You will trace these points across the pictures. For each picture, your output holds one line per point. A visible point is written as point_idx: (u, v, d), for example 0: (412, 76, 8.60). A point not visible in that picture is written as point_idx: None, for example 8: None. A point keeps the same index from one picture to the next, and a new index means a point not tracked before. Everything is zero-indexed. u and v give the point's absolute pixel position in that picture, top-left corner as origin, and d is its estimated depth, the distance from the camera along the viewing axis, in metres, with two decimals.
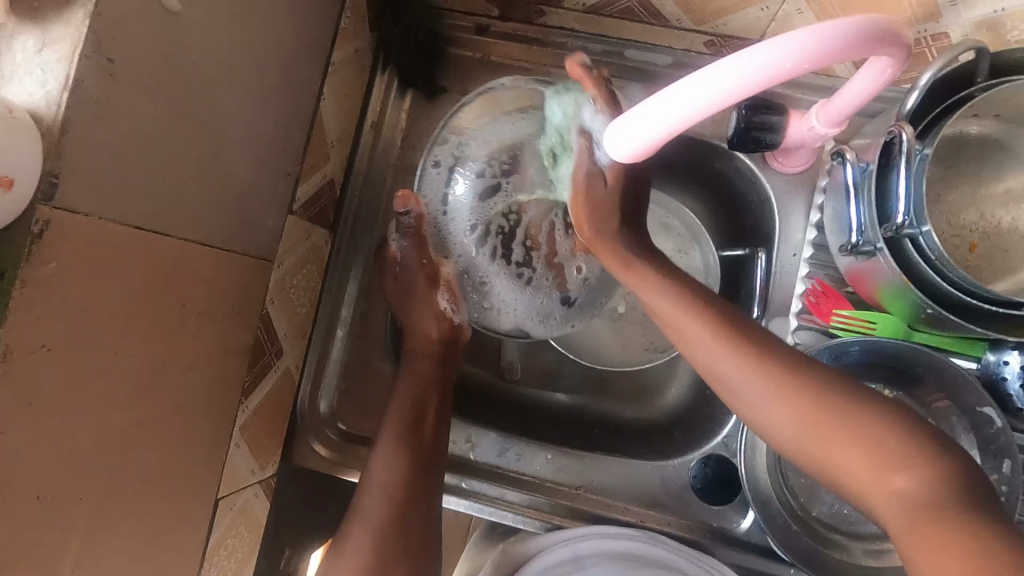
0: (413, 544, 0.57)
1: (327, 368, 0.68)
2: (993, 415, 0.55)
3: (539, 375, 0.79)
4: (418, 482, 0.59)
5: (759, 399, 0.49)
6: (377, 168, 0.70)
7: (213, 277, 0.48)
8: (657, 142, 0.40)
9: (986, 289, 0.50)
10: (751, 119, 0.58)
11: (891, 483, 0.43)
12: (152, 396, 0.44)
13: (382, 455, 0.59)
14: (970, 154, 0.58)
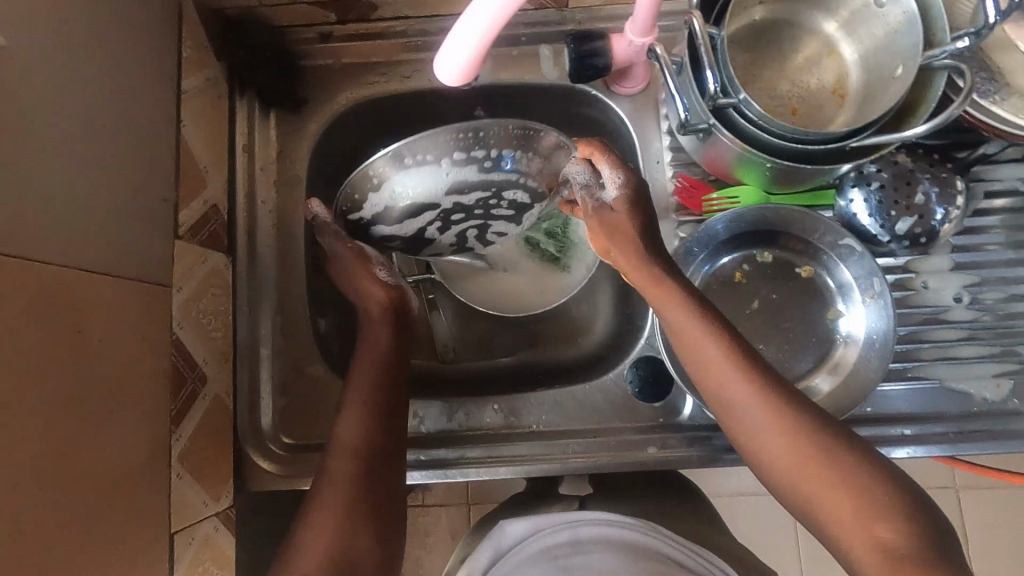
0: (382, 495, 0.56)
1: (260, 386, 0.69)
2: (852, 243, 0.64)
3: (473, 345, 0.82)
4: (388, 434, 0.59)
5: (750, 412, 0.55)
6: (260, 187, 0.72)
7: (105, 303, 0.48)
8: (474, 57, 0.45)
9: (804, 132, 0.57)
10: (580, 48, 0.65)
11: (873, 530, 0.48)
12: (66, 425, 0.44)
13: (348, 418, 0.59)
14: (766, 35, 0.67)
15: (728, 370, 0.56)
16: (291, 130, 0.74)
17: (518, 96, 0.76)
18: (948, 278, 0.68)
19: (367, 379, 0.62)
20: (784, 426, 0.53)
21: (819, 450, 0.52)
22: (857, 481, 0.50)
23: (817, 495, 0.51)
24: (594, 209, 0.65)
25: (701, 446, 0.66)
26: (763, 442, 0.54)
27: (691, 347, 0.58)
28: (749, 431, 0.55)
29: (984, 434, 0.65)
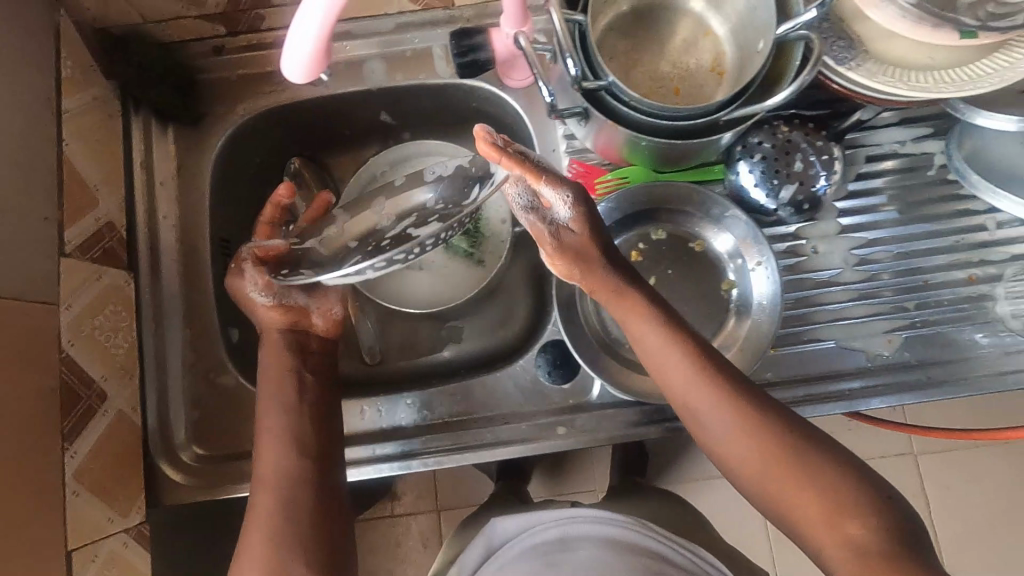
0: (334, 529, 0.57)
1: (170, 399, 0.69)
2: (737, 214, 0.66)
3: (397, 346, 0.83)
4: (331, 467, 0.60)
5: (722, 424, 0.56)
6: (161, 202, 0.72)
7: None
8: (316, 53, 0.45)
9: (672, 109, 0.59)
10: (459, 44, 0.67)
11: (844, 528, 0.49)
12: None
13: (282, 450, 0.59)
14: (643, 21, 0.70)
15: (704, 385, 0.57)
16: (191, 144, 0.75)
17: (418, 96, 0.78)
18: (836, 242, 0.70)
19: (309, 420, 0.62)
20: (757, 437, 0.54)
21: (790, 455, 0.53)
22: (828, 486, 0.51)
23: (788, 501, 0.52)
24: (553, 235, 0.61)
25: (610, 424, 0.68)
26: (740, 454, 0.55)
27: (660, 361, 0.60)
28: (719, 443, 0.56)
29: (878, 389, 0.67)
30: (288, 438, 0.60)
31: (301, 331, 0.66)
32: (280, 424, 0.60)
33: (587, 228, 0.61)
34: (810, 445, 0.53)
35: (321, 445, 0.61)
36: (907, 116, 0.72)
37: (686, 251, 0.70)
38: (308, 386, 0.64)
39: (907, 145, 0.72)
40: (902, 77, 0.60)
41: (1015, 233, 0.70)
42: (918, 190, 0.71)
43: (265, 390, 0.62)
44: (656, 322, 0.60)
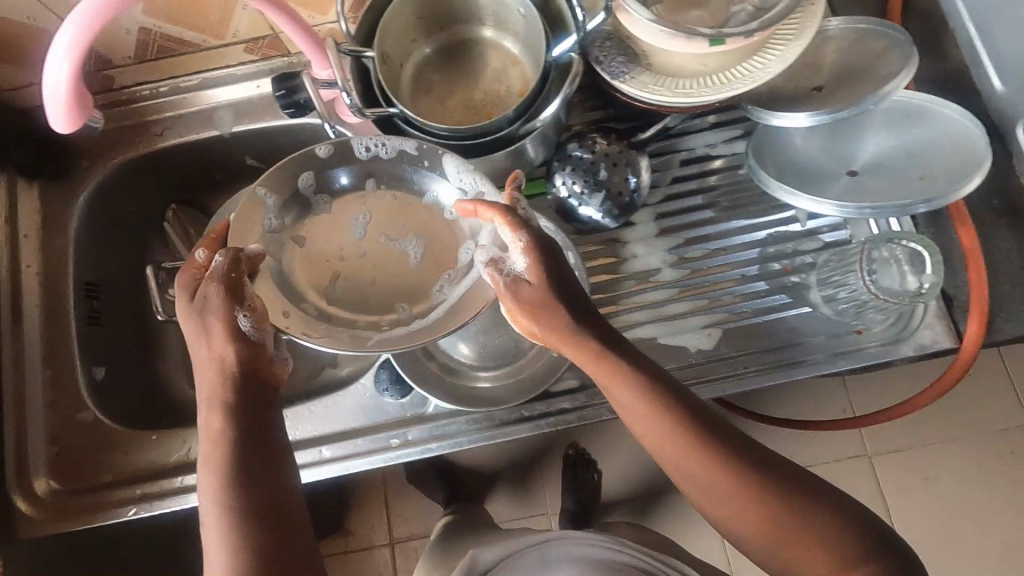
0: None
1: (28, 437, 0.73)
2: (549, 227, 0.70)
3: None
4: (286, 551, 0.48)
5: (717, 490, 0.53)
6: (24, 253, 0.78)
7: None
8: (68, 105, 0.59)
9: (453, 129, 0.63)
10: (280, 86, 0.72)
11: None
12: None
13: (228, 543, 0.47)
14: (457, 53, 0.74)
15: (698, 470, 0.53)
16: (55, 197, 0.80)
17: (274, 138, 0.84)
18: (654, 244, 0.73)
19: (252, 495, 0.49)
20: (745, 506, 0.52)
21: (792, 522, 0.52)
22: (826, 543, 0.51)
23: (802, 561, 0.52)
24: (508, 287, 0.53)
25: (442, 435, 0.70)
26: (733, 517, 0.53)
27: (647, 429, 0.54)
28: (723, 512, 0.53)
29: (698, 382, 0.69)
30: (241, 515, 0.48)
31: (256, 369, 0.53)
32: (232, 507, 0.48)
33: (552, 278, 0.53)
34: (806, 504, 0.52)
35: (283, 504, 0.50)
36: (718, 120, 0.76)
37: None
38: (257, 448, 0.51)
39: (718, 148, 0.76)
40: (668, 85, 0.65)
41: (826, 222, 0.72)
42: (729, 189, 0.75)
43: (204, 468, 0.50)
44: (639, 390, 0.53)
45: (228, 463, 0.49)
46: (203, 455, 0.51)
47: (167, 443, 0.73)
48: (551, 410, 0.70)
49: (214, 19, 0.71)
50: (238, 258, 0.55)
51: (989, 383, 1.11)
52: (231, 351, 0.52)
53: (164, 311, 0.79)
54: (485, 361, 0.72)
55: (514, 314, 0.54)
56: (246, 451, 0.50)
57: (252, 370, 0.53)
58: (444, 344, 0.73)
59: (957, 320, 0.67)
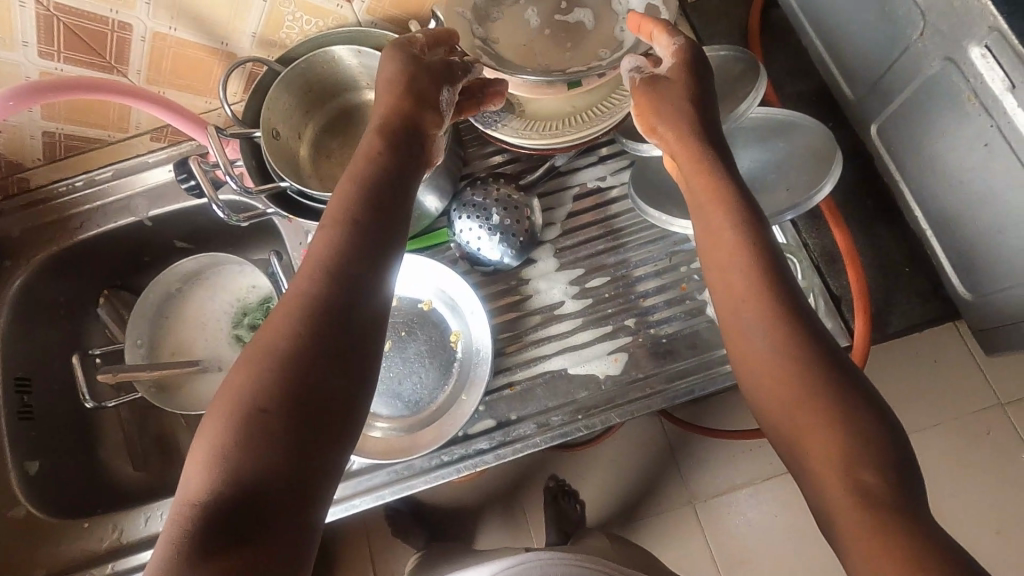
0: (302, 463, 0.43)
1: None
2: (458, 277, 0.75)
3: None
4: (337, 368, 0.46)
5: (753, 328, 0.50)
6: None
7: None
8: None
9: None
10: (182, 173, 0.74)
11: (858, 476, 0.43)
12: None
13: (293, 317, 0.47)
14: (348, 120, 0.79)
15: (744, 289, 0.52)
16: None
17: (194, 215, 0.87)
18: (555, 277, 0.77)
19: (345, 284, 0.48)
20: (777, 368, 0.48)
21: (824, 377, 0.47)
22: (862, 437, 0.44)
23: (799, 433, 0.46)
24: (646, 84, 0.61)
25: (366, 489, 0.71)
26: (755, 367, 0.50)
27: (704, 209, 0.56)
28: (748, 342, 0.50)
29: (608, 407, 0.71)
30: (310, 308, 0.47)
31: (417, 131, 0.58)
32: (311, 291, 0.48)
33: (687, 83, 0.60)
34: (839, 367, 0.48)
35: (351, 324, 0.48)
36: (605, 154, 0.81)
37: (404, 313, 0.76)
38: (390, 233, 0.52)
39: (608, 179, 0.80)
40: (537, 129, 0.70)
41: None
42: (622, 217, 0.78)
43: (338, 207, 0.51)
44: (729, 206, 0.54)
45: (357, 229, 0.50)
46: (326, 215, 0.51)
47: (100, 528, 0.74)
48: (469, 451, 0.71)
49: (113, 113, 0.76)
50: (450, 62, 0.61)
51: (942, 368, 1.11)
52: (396, 103, 0.57)
53: (92, 398, 0.84)
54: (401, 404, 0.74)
55: (636, 108, 0.62)
56: (371, 226, 0.51)
57: (411, 132, 0.57)
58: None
59: (847, 317, 0.70)
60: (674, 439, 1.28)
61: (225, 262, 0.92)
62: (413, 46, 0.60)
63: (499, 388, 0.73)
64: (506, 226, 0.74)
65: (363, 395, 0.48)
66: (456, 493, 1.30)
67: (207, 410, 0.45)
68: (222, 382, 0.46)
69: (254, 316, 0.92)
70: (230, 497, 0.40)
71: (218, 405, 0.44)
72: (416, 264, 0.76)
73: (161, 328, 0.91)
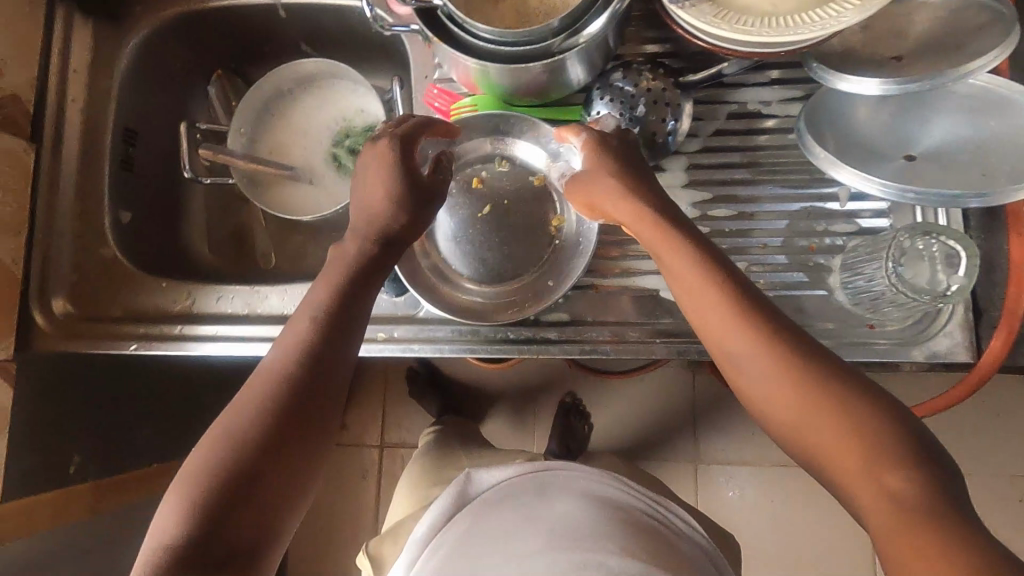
0: (255, 517, 0.48)
1: (54, 262, 0.77)
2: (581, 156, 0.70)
3: (290, 256, 0.91)
4: (298, 435, 0.52)
5: (748, 360, 0.52)
6: (72, 88, 0.80)
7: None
8: None
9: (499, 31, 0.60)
10: None
11: (885, 482, 0.45)
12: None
13: (262, 391, 0.53)
14: None
15: (719, 323, 0.54)
16: (108, 38, 0.82)
17: (324, 18, 0.83)
18: (678, 194, 0.71)
19: (313, 368, 0.54)
20: (772, 392, 0.51)
21: (823, 394, 0.49)
22: (869, 428, 0.47)
23: (815, 447, 0.49)
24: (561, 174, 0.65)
25: (428, 339, 0.71)
26: (750, 388, 0.53)
27: (674, 271, 0.57)
28: (743, 376, 0.53)
29: (689, 341, 0.68)
30: (279, 385, 0.53)
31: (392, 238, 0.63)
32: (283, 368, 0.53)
33: (618, 157, 0.62)
34: (839, 377, 0.49)
35: (317, 397, 0.53)
36: (779, 77, 0.71)
37: (511, 182, 0.73)
38: (357, 319, 0.58)
39: (772, 106, 0.71)
40: (730, 18, 0.58)
41: (868, 207, 0.68)
42: (771, 152, 0.71)
43: (309, 298, 0.58)
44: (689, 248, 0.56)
45: (317, 323, 0.56)
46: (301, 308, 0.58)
47: (175, 292, 0.77)
48: (538, 337, 0.70)
49: None
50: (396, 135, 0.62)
51: None
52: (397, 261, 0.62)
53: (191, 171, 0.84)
54: (483, 269, 0.72)
55: (574, 194, 0.65)
56: (346, 309, 0.57)
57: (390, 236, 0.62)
58: (444, 250, 0.73)
59: (980, 334, 0.63)
60: (706, 399, 1.26)
61: (342, 78, 0.88)
62: (410, 140, 0.63)
63: (584, 287, 0.70)
64: (646, 121, 0.67)
65: (310, 460, 0.52)
66: (480, 378, 1.34)
67: (178, 472, 0.50)
68: (194, 446, 0.51)
69: (357, 139, 0.88)
70: (193, 548, 0.46)
71: (184, 471, 0.50)
72: (537, 135, 0.73)
73: (265, 124, 0.89)
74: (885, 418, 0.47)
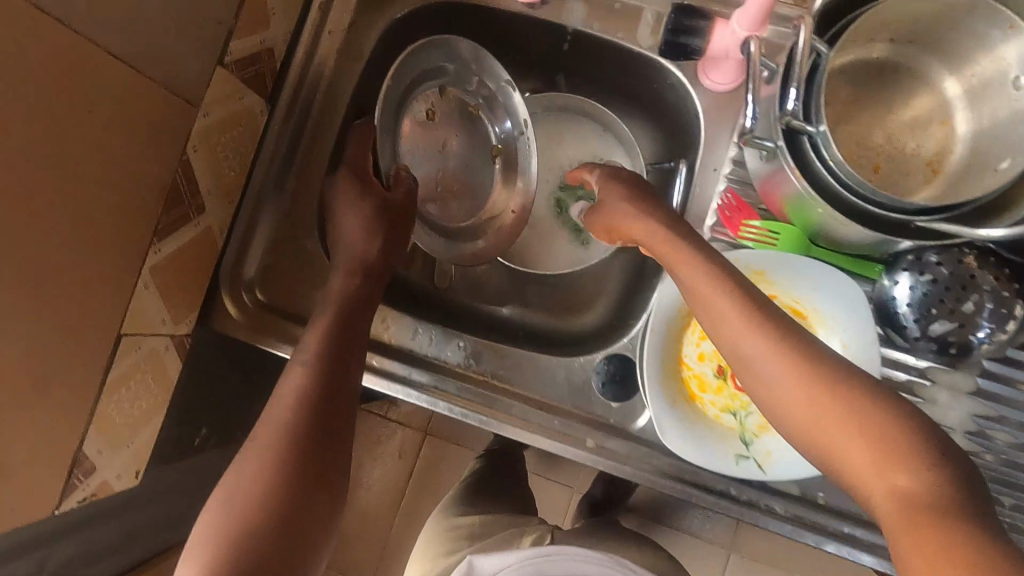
0: (286, 547, 0.52)
1: (252, 238, 0.69)
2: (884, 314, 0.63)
3: (469, 283, 0.84)
4: (318, 451, 0.56)
5: (768, 371, 0.50)
6: (321, 49, 0.70)
7: (111, 91, 0.48)
8: None
9: (873, 191, 0.54)
10: (678, 22, 0.60)
11: (895, 481, 0.42)
12: (29, 179, 0.44)
13: (278, 420, 0.57)
14: (882, 79, 0.60)
15: (749, 323, 0.52)
16: (373, 6, 0.71)
17: (605, 51, 0.72)
18: (961, 399, 0.64)
19: (325, 387, 0.59)
20: (784, 401, 0.48)
21: (852, 411, 0.45)
22: (876, 428, 0.44)
23: (837, 454, 0.45)
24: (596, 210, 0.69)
25: (637, 459, 0.65)
26: (767, 397, 0.50)
27: (701, 300, 0.55)
28: (768, 392, 0.49)
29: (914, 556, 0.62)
30: (301, 425, 0.57)
31: (380, 272, 0.68)
32: (298, 405, 0.58)
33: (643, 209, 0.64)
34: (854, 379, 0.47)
35: (332, 418, 0.59)
36: None
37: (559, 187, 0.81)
38: (358, 344, 0.63)
39: None
40: None
41: None
42: None
43: (323, 318, 0.63)
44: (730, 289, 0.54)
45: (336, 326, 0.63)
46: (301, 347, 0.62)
47: None
48: (763, 504, 0.64)
49: None
50: (360, 174, 0.69)
51: None
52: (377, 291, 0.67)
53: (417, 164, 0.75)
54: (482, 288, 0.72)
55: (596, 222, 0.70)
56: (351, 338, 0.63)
57: (378, 274, 0.68)
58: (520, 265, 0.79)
59: None
60: None
61: (622, 146, 0.79)
62: (361, 174, 0.69)
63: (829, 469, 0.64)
64: (966, 317, 0.59)
65: (340, 471, 0.58)
66: None
67: (198, 524, 0.53)
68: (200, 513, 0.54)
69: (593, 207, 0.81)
70: None
71: (203, 529, 0.52)
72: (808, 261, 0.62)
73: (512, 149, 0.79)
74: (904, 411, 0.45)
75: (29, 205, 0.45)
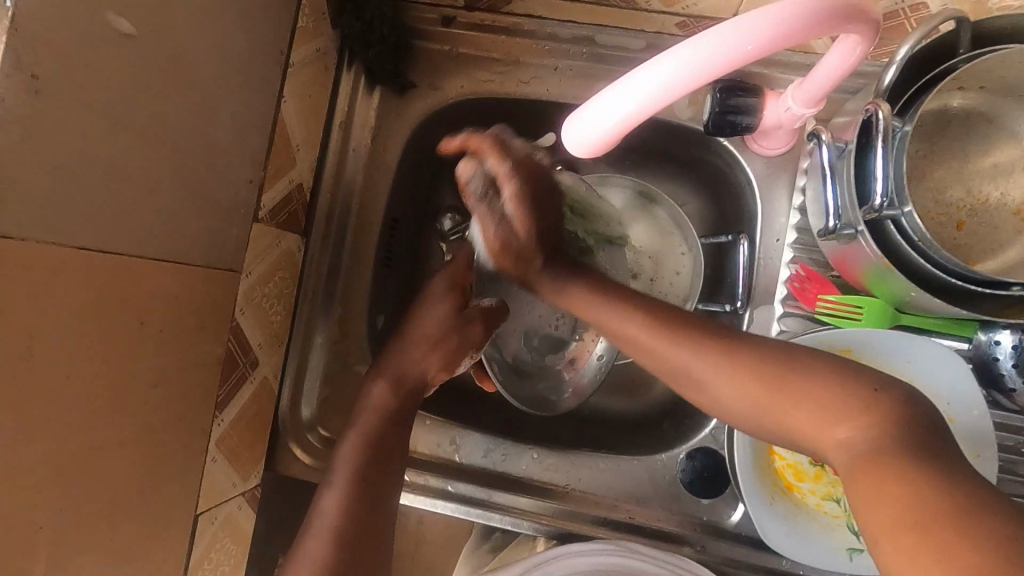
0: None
1: (307, 374, 0.68)
2: (988, 374, 0.59)
3: None
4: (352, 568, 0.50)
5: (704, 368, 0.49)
6: (348, 169, 0.68)
7: (158, 290, 0.46)
8: (614, 133, 0.40)
9: (971, 271, 0.48)
10: (725, 102, 0.56)
11: (834, 433, 0.42)
12: (103, 401, 0.43)
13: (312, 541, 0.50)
14: (955, 129, 0.56)
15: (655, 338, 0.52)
16: (393, 116, 0.69)
17: (639, 127, 0.68)
18: None
19: (360, 508, 0.52)
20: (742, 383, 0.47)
21: (770, 381, 0.46)
22: (807, 395, 0.44)
23: (787, 419, 0.44)
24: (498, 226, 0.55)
25: (742, 560, 0.62)
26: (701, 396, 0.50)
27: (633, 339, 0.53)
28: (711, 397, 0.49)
29: None
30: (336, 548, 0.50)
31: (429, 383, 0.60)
32: (333, 526, 0.51)
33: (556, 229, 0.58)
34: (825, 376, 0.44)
35: (371, 539, 0.52)
36: None
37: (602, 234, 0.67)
38: (395, 452, 0.56)
39: None
40: None
41: None
42: None
43: (359, 434, 0.56)
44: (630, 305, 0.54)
45: (370, 454, 0.55)
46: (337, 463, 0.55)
47: (437, 436, 0.67)
48: None
49: None
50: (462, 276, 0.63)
51: None
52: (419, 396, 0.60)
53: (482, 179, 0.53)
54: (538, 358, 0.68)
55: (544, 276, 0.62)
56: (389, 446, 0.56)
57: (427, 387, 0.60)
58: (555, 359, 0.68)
59: None
60: None
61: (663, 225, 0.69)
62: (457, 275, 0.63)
63: None
64: None
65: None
66: None
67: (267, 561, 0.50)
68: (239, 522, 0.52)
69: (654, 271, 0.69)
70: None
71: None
72: (900, 335, 0.58)
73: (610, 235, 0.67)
74: (918, 405, 0.41)
75: (103, 426, 0.43)
